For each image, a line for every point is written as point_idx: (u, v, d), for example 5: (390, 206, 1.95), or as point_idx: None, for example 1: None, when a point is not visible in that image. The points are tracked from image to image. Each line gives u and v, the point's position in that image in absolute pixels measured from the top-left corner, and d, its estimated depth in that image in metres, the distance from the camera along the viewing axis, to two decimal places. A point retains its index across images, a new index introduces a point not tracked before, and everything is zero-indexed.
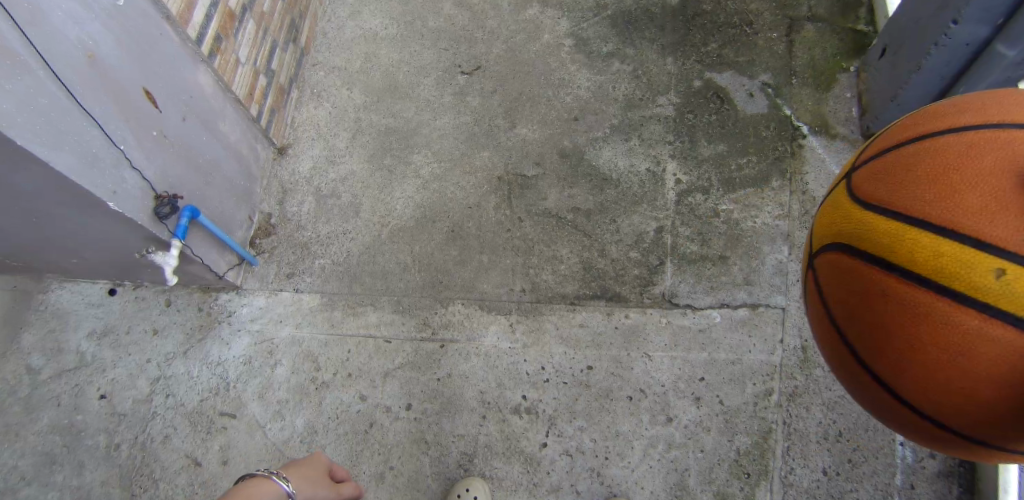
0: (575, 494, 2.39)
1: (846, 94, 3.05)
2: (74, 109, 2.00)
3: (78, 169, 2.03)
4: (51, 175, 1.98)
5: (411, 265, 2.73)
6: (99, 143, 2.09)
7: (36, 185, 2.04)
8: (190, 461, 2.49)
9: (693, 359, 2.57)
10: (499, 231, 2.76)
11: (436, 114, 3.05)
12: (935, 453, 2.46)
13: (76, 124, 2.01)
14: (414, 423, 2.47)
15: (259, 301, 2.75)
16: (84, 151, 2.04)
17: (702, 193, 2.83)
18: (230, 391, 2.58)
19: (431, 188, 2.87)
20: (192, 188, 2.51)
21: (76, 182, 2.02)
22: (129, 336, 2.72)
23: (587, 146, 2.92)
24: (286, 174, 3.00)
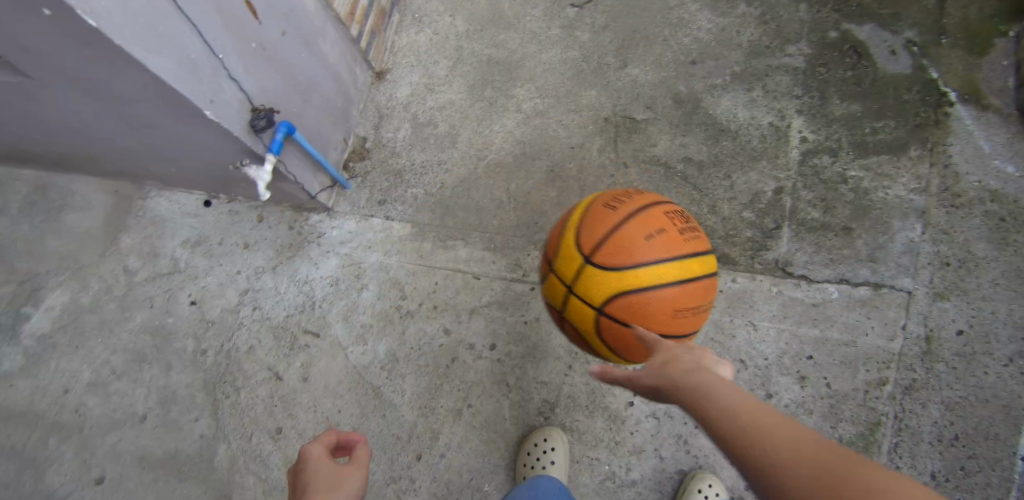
0: (657, 458, 2.25)
1: (1004, 61, 2.67)
2: (174, 13, 1.91)
3: (179, 76, 1.98)
4: (150, 78, 1.94)
5: (507, 203, 2.59)
6: (199, 50, 2.03)
7: (135, 88, 2.02)
8: (272, 374, 2.50)
9: (802, 335, 2.37)
10: (602, 176, 2.59)
11: (543, 47, 2.87)
12: None
13: (177, 28, 1.94)
14: (497, 364, 2.38)
15: (349, 226, 2.69)
16: (182, 56, 1.98)
17: (829, 154, 2.57)
18: (315, 311, 2.56)
19: (533, 123, 2.72)
20: (289, 104, 2.46)
21: (177, 88, 1.98)
22: (221, 246, 2.73)
23: (705, 93, 2.69)
24: (382, 99, 2.91)
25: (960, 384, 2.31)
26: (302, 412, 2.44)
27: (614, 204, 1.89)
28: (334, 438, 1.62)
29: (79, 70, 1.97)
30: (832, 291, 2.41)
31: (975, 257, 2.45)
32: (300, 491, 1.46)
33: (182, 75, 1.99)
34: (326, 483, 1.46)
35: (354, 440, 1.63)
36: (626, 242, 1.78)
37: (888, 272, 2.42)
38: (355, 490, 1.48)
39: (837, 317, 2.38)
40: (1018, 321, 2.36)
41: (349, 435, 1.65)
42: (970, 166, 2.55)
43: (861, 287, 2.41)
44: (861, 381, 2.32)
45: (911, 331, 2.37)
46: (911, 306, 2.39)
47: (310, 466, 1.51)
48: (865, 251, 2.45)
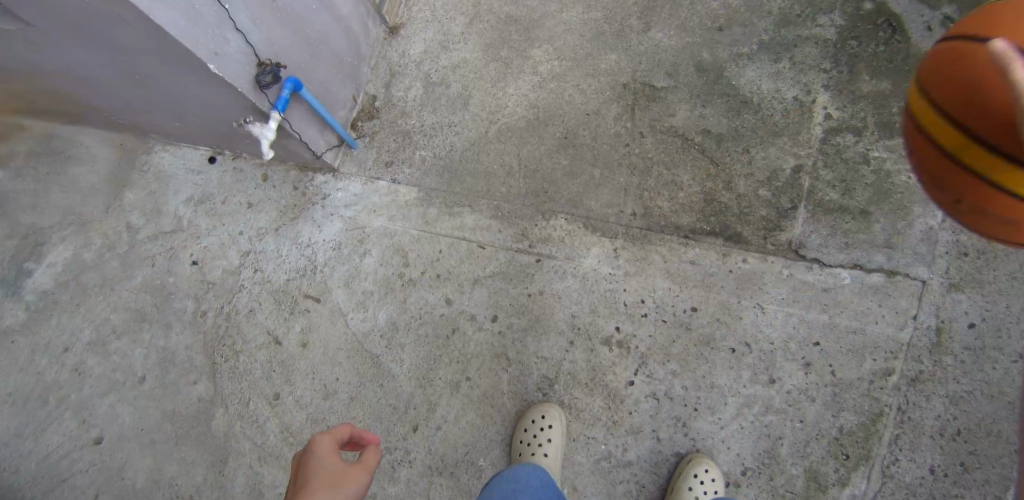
0: (654, 440, 2.23)
1: None
2: None
3: (179, 25, 1.89)
4: (150, 27, 1.87)
5: (516, 170, 2.51)
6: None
7: (136, 38, 1.95)
8: (271, 338, 2.48)
9: (812, 321, 2.30)
10: (616, 145, 2.49)
11: (563, 6, 2.73)
12: None
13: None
14: (497, 336, 2.34)
15: (354, 188, 2.61)
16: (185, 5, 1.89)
17: (853, 133, 2.46)
18: (316, 274, 2.51)
19: (548, 87, 2.60)
20: (298, 59, 2.35)
21: (177, 39, 1.89)
22: (225, 205, 2.67)
23: (729, 62, 2.57)
24: (395, 56, 2.78)
25: (966, 379, 2.26)
26: (299, 377, 2.42)
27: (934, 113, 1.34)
28: (347, 433, 1.68)
29: (77, 14, 1.91)
30: (844, 276, 2.34)
31: (996, 249, 2.36)
32: (311, 476, 1.49)
33: (183, 24, 1.89)
34: (334, 475, 1.49)
35: (365, 438, 1.70)
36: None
37: (904, 260, 2.35)
38: (364, 475, 1.54)
39: (848, 304, 2.32)
40: None
41: (360, 434, 1.72)
42: None
43: (873, 274, 2.34)
44: (867, 371, 2.27)
45: (922, 322, 2.31)
46: (925, 296, 2.33)
47: (318, 459, 1.53)
48: (882, 237, 2.37)
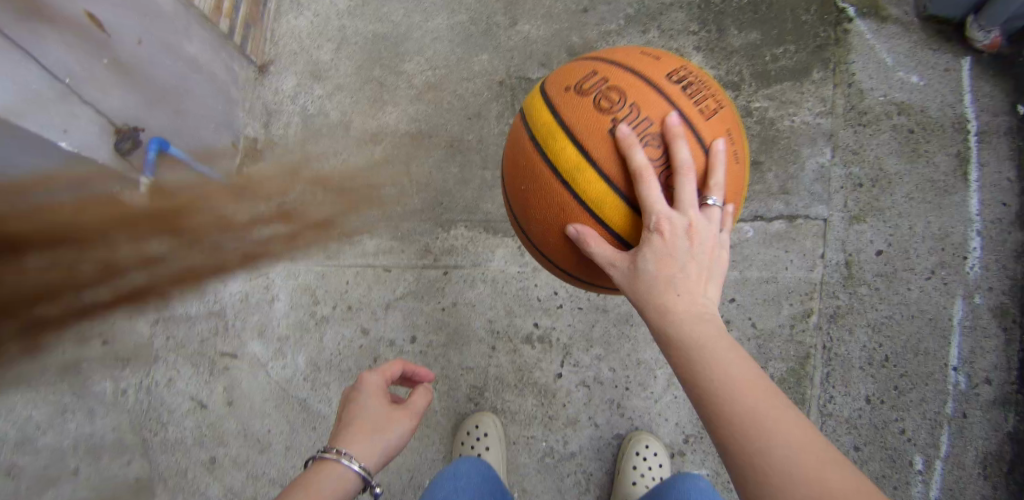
0: (593, 427, 2.23)
1: None
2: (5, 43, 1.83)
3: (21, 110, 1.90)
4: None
5: (409, 187, 2.48)
6: (38, 79, 1.95)
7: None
8: (196, 404, 2.43)
9: (723, 278, 2.34)
10: (503, 143, 2.48)
11: (428, 15, 2.71)
12: (991, 379, 2.22)
13: (9, 59, 1.85)
14: (420, 357, 2.31)
15: (251, 235, 2.56)
16: (21, 87, 1.89)
17: (732, 89, 2.50)
18: (229, 331, 2.47)
19: (427, 98, 2.58)
20: (158, 117, 2.39)
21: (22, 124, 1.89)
22: (126, 276, 2.59)
23: (600, 41, 2.58)
24: (270, 95, 2.73)
25: (884, 304, 2.31)
26: (232, 437, 2.37)
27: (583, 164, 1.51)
28: (401, 368, 1.71)
29: None
30: (748, 230, 2.39)
31: (888, 174, 2.42)
32: (359, 414, 1.57)
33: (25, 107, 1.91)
34: (379, 415, 1.57)
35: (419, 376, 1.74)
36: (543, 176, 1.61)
37: (801, 202, 2.40)
38: (409, 417, 1.61)
39: (755, 256, 2.35)
40: (935, 234, 2.35)
41: (415, 368, 1.75)
42: (875, 81, 2.50)
43: (775, 222, 2.39)
44: (786, 316, 2.30)
45: (830, 260, 2.35)
46: (828, 234, 2.37)
47: (366, 399, 1.60)
48: (776, 184, 2.42)
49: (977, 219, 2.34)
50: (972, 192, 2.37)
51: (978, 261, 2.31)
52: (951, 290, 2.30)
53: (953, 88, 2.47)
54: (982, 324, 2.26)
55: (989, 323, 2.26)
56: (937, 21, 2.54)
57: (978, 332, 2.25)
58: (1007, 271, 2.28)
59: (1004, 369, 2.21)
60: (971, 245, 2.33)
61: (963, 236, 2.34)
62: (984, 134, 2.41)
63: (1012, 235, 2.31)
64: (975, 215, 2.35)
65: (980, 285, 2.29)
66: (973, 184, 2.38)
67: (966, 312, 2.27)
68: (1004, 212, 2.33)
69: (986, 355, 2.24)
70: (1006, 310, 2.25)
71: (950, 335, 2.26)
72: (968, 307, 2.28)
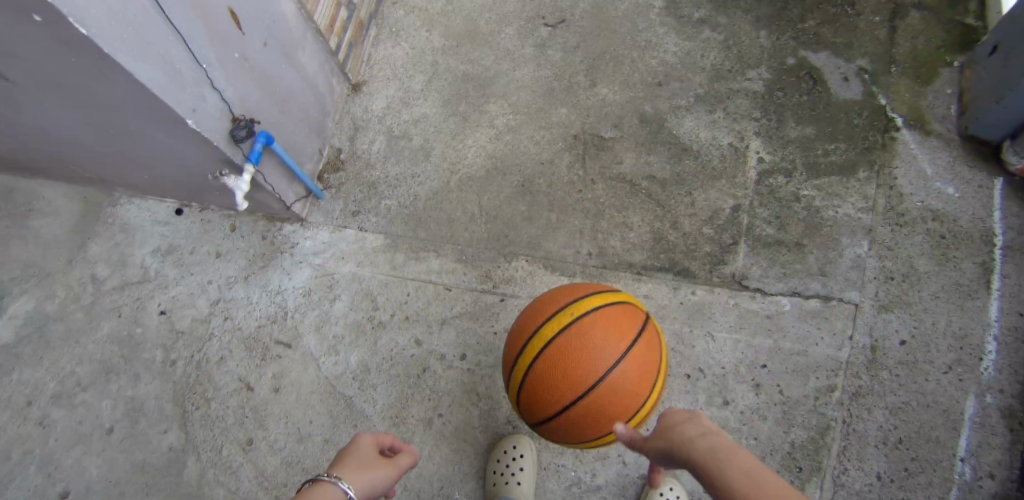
0: (622, 464, 2.35)
1: (947, 90, 2.90)
2: (161, 22, 2.00)
3: (164, 85, 2.06)
4: (136, 86, 2.01)
5: (478, 216, 2.67)
6: (183, 59, 2.11)
7: (120, 93, 2.08)
8: (242, 384, 2.56)
9: (758, 345, 2.49)
10: (570, 190, 2.69)
11: (516, 65, 2.96)
12: (995, 473, 2.36)
13: (163, 37, 2.03)
14: (466, 373, 2.46)
15: (322, 236, 2.75)
16: (167, 64, 2.06)
17: (784, 175, 2.72)
18: (286, 320, 2.63)
19: (505, 139, 2.80)
20: (266, 113, 2.52)
21: (161, 96, 2.05)
22: (193, 256, 2.81)
23: (670, 113, 2.81)
24: (358, 112, 2.96)
25: (902, 391, 2.47)
26: (272, 422, 2.49)
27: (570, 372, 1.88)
28: (386, 441, 1.78)
29: (62, 74, 2.03)
30: (786, 303, 2.54)
31: (918, 271, 2.61)
32: (352, 461, 1.64)
33: (167, 83, 2.07)
34: (365, 458, 1.66)
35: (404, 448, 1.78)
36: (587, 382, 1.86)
37: (837, 286, 2.58)
38: (391, 465, 1.67)
39: (790, 328, 2.51)
40: (955, 333, 2.53)
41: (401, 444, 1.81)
42: (915, 187, 2.73)
43: (812, 300, 2.55)
44: (813, 388, 2.46)
45: (858, 342, 2.52)
46: (858, 318, 2.55)
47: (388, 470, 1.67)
48: (816, 265, 2.60)
49: (994, 324, 2.53)
50: (993, 299, 2.56)
51: (992, 364, 2.49)
52: (966, 387, 2.46)
53: (985, 204, 2.70)
54: (990, 421, 2.42)
55: (997, 421, 2.42)
56: (976, 139, 2.80)
57: (986, 428, 2.41)
58: (1017, 375, 2.46)
59: (1007, 466, 2.37)
60: (987, 348, 2.51)
61: (980, 339, 2.52)
62: (1009, 250, 2.63)
63: None
64: (993, 320, 2.54)
65: (993, 386, 2.46)
66: (994, 292, 2.57)
67: (978, 409, 2.43)
68: (1021, 321, 2.53)
69: (992, 451, 2.39)
70: (1014, 411, 2.43)
71: (961, 427, 2.42)
72: (980, 405, 2.44)
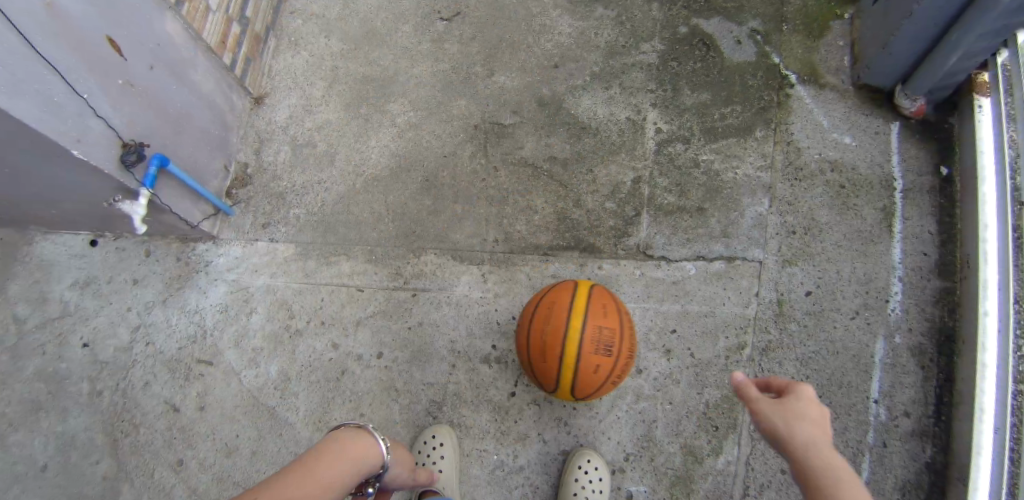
0: (541, 443, 2.40)
1: (839, 42, 2.95)
2: (31, 56, 2.00)
3: (42, 119, 2.07)
4: (13, 123, 2.01)
5: (385, 215, 2.70)
6: (61, 92, 2.11)
7: None
8: (168, 407, 2.58)
9: (667, 311, 2.55)
10: (473, 181, 2.72)
11: (414, 62, 2.97)
12: (909, 412, 2.45)
13: (36, 72, 2.03)
14: (384, 371, 2.50)
15: (235, 251, 2.77)
16: (44, 99, 2.07)
17: (682, 142, 2.77)
18: (207, 339, 2.65)
19: (407, 136, 2.82)
20: (161, 136, 2.52)
21: (39, 131, 2.06)
22: (110, 285, 2.81)
23: (567, 94, 2.85)
24: (263, 124, 2.97)
25: (812, 341, 2.54)
26: (201, 439, 2.52)
27: (592, 342, 1.99)
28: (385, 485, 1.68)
29: None
30: (690, 268, 2.61)
31: (819, 223, 2.68)
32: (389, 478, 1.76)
33: (44, 117, 2.07)
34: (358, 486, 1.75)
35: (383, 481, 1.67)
36: (583, 375, 2.00)
37: (740, 245, 2.64)
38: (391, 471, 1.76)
39: (696, 292, 2.58)
40: (860, 279, 2.61)
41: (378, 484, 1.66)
42: (812, 141, 2.79)
43: (716, 262, 2.62)
44: (722, 348, 2.51)
45: (764, 297, 2.58)
46: (763, 274, 2.61)
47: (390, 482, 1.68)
48: (719, 228, 2.66)
49: (899, 267, 2.61)
50: (896, 242, 2.64)
51: (899, 304, 2.57)
52: (873, 330, 2.54)
53: (882, 150, 2.77)
54: (901, 361, 2.50)
55: (908, 361, 2.50)
56: (870, 88, 2.86)
57: (898, 368, 2.50)
58: (924, 314, 2.54)
59: (921, 402, 2.45)
60: (893, 289, 2.59)
61: (885, 281, 2.60)
62: (909, 192, 2.70)
63: (930, 283, 2.57)
64: (897, 263, 2.61)
65: (901, 327, 2.54)
66: (897, 235, 2.65)
67: (887, 351, 2.52)
68: (924, 261, 2.60)
69: (903, 389, 2.47)
70: (924, 349, 2.50)
71: (871, 370, 2.50)
72: (889, 347, 2.52)
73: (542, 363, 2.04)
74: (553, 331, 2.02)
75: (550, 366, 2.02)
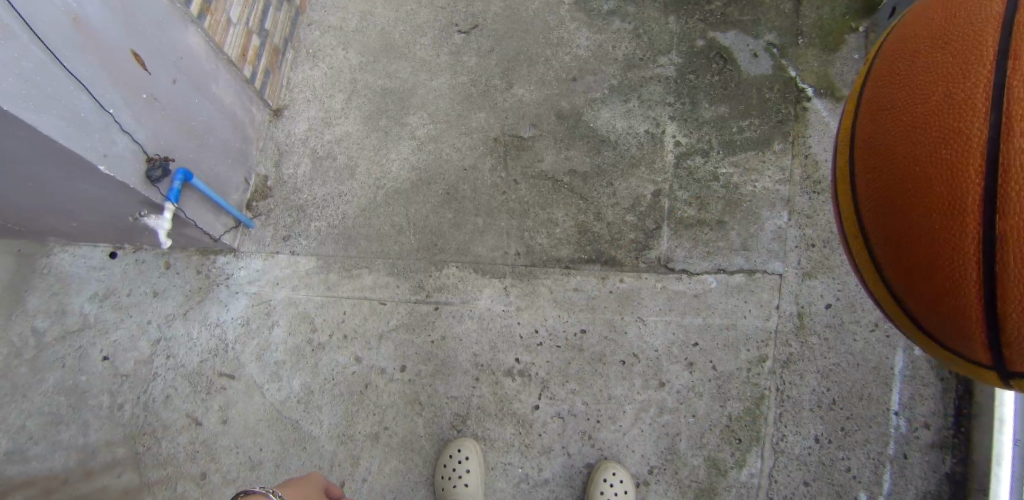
0: (565, 456, 2.42)
1: (854, 55, 2.97)
2: (59, 72, 2.02)
3: (69, 134, 2.08)
4: (41, 138, 2.03)
5: (407, 228, 2.71)
6: (88, 107, 2.13)
7: (27, 147, 2.08)
8: (191, 420, 2.59)
9: (688, 324, 2.56)
10: (494, 194, 2.73)
11: (433, 74, 2.99)
12: (929, 424, 2.46)
13: (64, 89, 2.04)
14: (408, 384, 2.51)
15: (256, 264, 2.78)
16: (72, 115, 2.08)
17: (701, 156, 2.78)
18: (228, 352, 2.66)
19: (427, 149, 2.83)
20: (184, 150, 2.53)
21: (67, 146, 2.07)
22: (130, 297, 2.81)
23: (585, 107, 2.87)
24: (282, 136, 2.98)
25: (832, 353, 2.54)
26: (225, 453, 2.53)
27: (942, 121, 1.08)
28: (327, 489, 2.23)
29: None
30: (711, 281, 2.62)
31: None
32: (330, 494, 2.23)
33: (72, 132, 2.08)
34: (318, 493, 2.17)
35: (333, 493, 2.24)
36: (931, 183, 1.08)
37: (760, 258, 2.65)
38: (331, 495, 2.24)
39: (717, 305, 2.59)
40: None
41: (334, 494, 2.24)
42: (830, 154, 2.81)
43: (737, 275, 2.63)
44: (744, 361, 2.53)
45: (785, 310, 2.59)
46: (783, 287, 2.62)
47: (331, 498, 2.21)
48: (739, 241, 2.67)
49: None
50: None
51: None
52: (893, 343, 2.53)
53: None
54: (921, 373, 2.50)
55: (927, 372, 2.50)
56: None
57: (918, 380, 2.49)
58: None
59: (941, 414, 2.46)
60: None
61: None
62: None
63: None
64: None
65: None
66: None
67: (907, 363, 2.51)
68: None
69: (924, 401, 2.48)
70: None
71: (892, 381, 2.50)
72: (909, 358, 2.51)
73: (891, 208, 1.16)
74: (891, 120, 1.17)
75: (895, 181, 1.14)
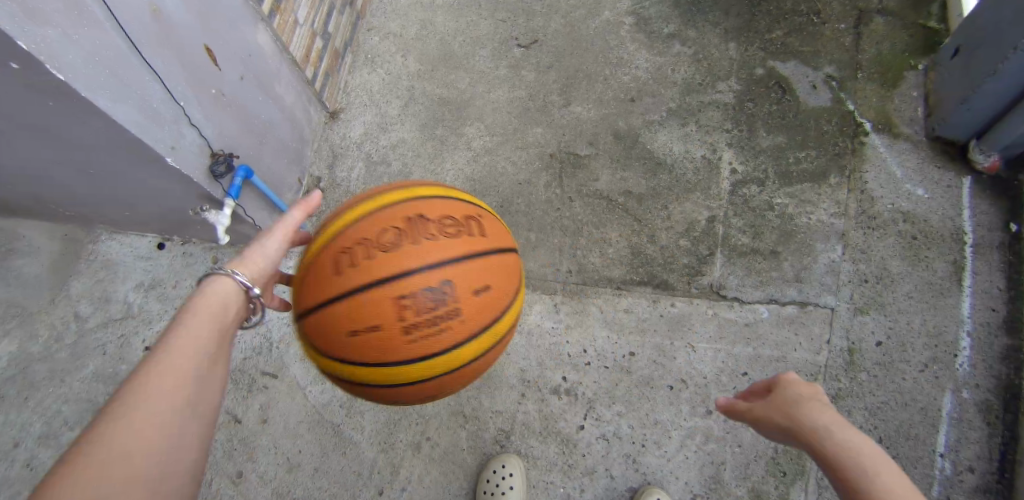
0: (609, 478, 2.38)
1: (913, 92, 2.96)
2: (136, 62, 2.02)
3: (142, 125, 2.07)
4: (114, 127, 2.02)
5: None
6: (160, 98, 2.13)
7: (99, 135, 2.08)
8: (229, 417, 2.57)
9: (738, 353, 2.52)
10: (548, 210, 2.73)
11: (491, 86, 3.00)
12: (974, 467, 2.40)
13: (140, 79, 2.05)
14: (452, 396, 2.49)
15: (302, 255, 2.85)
16: (145, 105, 2.08)
17: (757, 185, 2.77)
18: (272, 351, 2.65)
19: (482, 161, 2.84)
20: (245, 147, 2.54)
21: (139, 136, 2.06)
22: (176, 290, 2.82)
23: (642, 129, 2.86)
24: (337, 140, 2.99)
25: (881, 391, 2.50)
26: (262, 453, 2.50)
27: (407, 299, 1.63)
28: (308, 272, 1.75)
29: (37, 119, 2.03)
30: (764, 311, 2.59)
31: (891, 273, 2.66)
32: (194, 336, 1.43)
33: (145, 123, 2.08)
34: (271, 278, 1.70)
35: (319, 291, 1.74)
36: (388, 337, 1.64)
37: (812, 291, 2.62)
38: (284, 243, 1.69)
39: (768, 336, 2.55)
40: (930, 331, 2.57)
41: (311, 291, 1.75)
42: (885, 190, 2.78)
43: (788, 306, 2.60)
44: None
45: (836, 345, 2.56)
46: (835, 322, 2.58)
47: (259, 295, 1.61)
48: (791, 272, 2.65)
49: (968, 321, 2.57)
50: (965, 296, 2.60)
51: (967, 359, 2.52)
52: (942, 384, 2.50)
53: (954, 203, 2.75)
54: (968, 416, 2.45)
55: (975, 416, 2.45)
56: (944, 140, 2.85)
57: (965, 423, 2.45)
58: (993, 370, 2.49)
59: (986, 458, 2.41)
60: (962, 344, 2.54)
61: (956, 335, 2.55)
62: (979, 247, 2.67)
63: (999, 338, 2.53)
64: (965, 317, 2.57)
65: (969, 382, 2.49)
66: (967, 289, 2.61)
67: (955, 405, 2.47)
68: (993, 316, 2.56)
69: (970, 445, 2.43)
70: (990, 405, 2.46)
71: (939, 423, 2.45)
72: (957, 401, 2.47)
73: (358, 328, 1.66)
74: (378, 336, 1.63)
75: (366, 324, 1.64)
